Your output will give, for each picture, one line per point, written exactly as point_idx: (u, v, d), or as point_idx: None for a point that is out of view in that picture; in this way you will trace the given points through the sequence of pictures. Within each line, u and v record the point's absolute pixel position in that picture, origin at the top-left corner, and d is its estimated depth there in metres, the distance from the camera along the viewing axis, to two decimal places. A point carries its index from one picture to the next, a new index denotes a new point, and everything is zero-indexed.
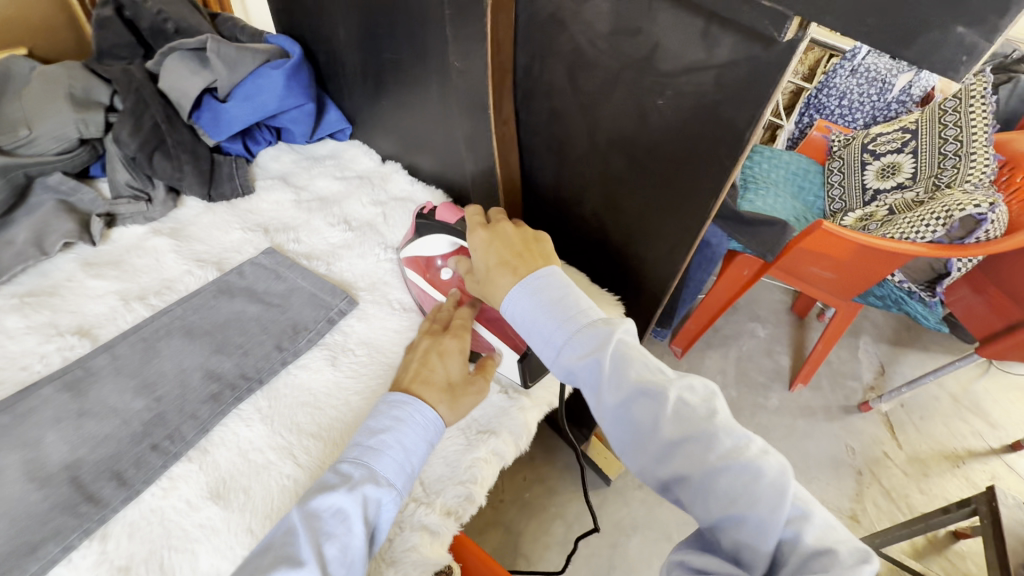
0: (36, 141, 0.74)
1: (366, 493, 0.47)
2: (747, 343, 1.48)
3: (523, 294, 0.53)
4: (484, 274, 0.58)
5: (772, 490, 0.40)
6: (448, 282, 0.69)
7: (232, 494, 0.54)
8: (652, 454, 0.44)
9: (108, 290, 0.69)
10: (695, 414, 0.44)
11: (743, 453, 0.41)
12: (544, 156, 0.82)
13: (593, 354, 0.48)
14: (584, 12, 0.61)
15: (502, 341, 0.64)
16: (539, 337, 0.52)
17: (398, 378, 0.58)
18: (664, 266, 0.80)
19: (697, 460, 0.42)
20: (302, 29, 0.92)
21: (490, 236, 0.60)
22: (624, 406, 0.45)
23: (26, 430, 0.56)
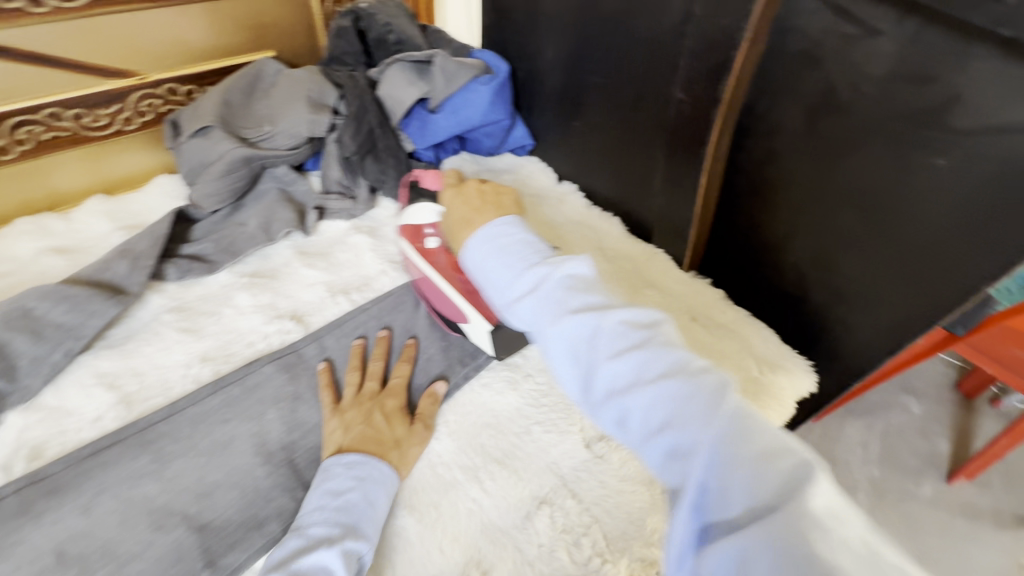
0: (275, 136, 0.81)
1: (345, 547, 0.48)
2: (898, 418, 1.23)
3: (477, 242, 0.56)
4: (449, 228, 0.63)
5: (705, 405, 0.39)
6: (433, 252, 0.68)
7: (425, 507, 0.55)
8: (596, 387, 0.44)
9: (318, 280, 0.75)
10: (630, 337, 0.45)
11: (681, 373, 0.41)
12: (743, 200, 0.74)
13: (535, 289, 0.50)
14: (855, 52, 0.55)
15: (473, 309, 0.63)
16: (492, 283, 0.54)
17: (337, 439, 0.57)
18: (881, 340, 0.67)
19: (637, 386, 0.42)
20: (509, 45, 0.95)
21: (456, 192, 0.65)
22: (565, 338, 0.46)
23: (251, 405, 0.60)
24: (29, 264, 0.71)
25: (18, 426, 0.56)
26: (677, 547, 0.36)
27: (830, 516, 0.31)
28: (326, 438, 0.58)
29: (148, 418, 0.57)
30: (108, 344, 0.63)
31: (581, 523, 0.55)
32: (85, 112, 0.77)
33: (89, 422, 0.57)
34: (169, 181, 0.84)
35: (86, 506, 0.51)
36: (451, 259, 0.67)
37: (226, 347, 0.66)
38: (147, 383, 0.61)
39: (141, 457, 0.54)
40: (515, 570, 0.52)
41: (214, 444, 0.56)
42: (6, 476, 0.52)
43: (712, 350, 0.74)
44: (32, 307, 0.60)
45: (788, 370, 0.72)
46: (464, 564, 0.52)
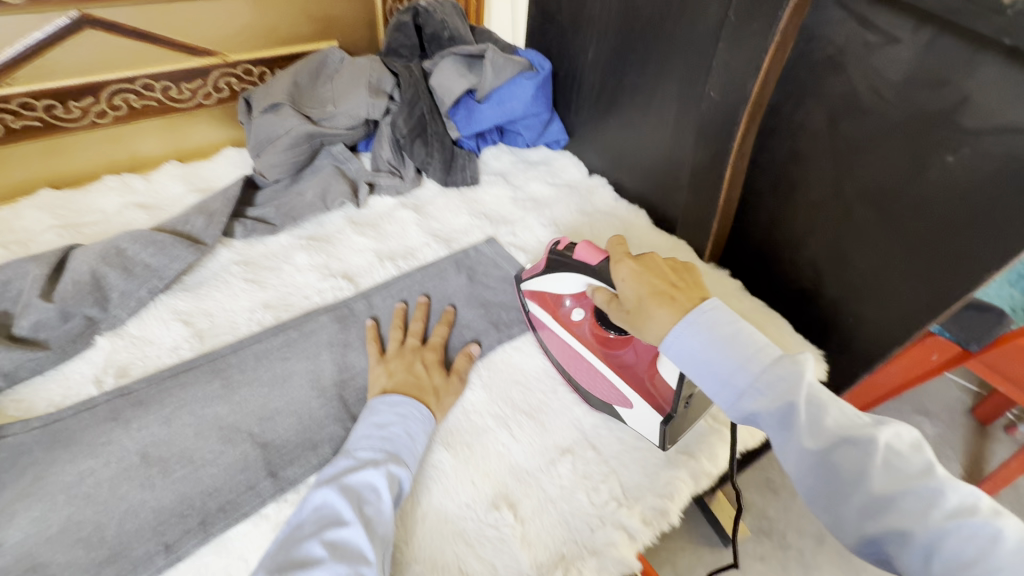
0: (336, 117, 0.90)
1: (390, 469, 0.52)
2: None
3: (693, 329, 0.48)
4: (635, 307, 0.53)
5: (1013, 558, 0.33)
6: (579, 323, 0.67)
7: (460, 445, 0.61)
8: (855, 510, 0.39)
9: (367, 247, 0.82)
10: (907, 469, 0.38)
11: (969, 512, 0.36)
12: (765, 198, 0.80)
13: (785, 398, 0.43)
14: (875, 57, 0.61)
15: (638, 397, 0.60)
16: (715, 378, 0.47)
17: (381, 383, 0.62)
18: (890, 332, 0.71)
19: (916, 518, 0.36)
20: (552, 48, 1.03)
21: (641, 267, 0.55)
22: (823, 455, 0.40)
23: (308, 346, 0.67)
24: (115, 216, 0.79)
25: (107, 348, 0.63)
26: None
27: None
28: (372, 381, 0.63)
29: (219, 350, 0.65)
30: (185, 287, 0.71)
31: (600, 472, 0.61)
32: (171, 85, 0.86)
33: (168, 349, 0.64)
34: (237, 153, 0.93)
35: (168, 417, 0.58)
36: (600, 334, 0.66)
37: (286, 297, 0.73)
38: (217, 322, 0.68)
39: (213, 382, 0.61)
40: (539, 505, 0.57)
41: (275, 377, 0.63)
42: (98, 388, 0.59)
43: None
44: (125, 248, 0.68)
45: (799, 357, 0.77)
46: (493, 496, 0.57)
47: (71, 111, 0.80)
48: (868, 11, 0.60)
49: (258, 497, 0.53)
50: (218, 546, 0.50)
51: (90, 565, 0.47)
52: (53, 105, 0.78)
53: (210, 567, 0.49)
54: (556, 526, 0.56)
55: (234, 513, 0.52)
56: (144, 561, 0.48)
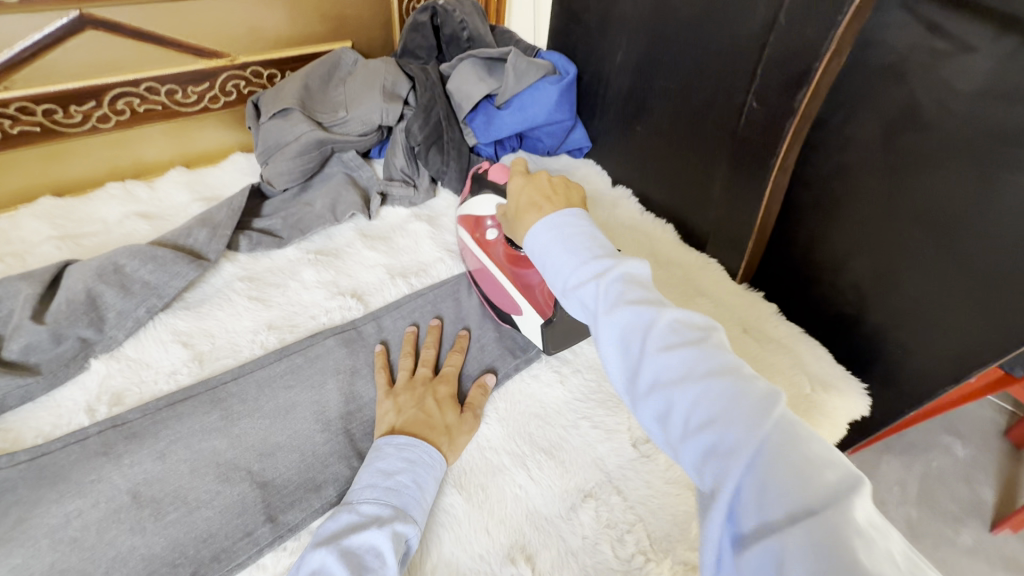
0: (348, 122, 0.85)
1: (396, 528, 0.47)
2: (940, 460, 1.18)
3: (543, 226, 0.52)
4: (514, 214, 0.60)
5: (755, 411, 0.36)
6: (492, 243, 0.70)
7: (473, 487, 0.56)
8: (640, 379, 0.41)
9: (378, 262, 0.77)
10: (688, 339, 0.41)
11: (730, 377, 0.38)
12: (807, 216, 0.74)
13: (594, 277, 0.46)
14: (946, 68, 0.54)
15: (526, 303, 0.65)
16: (548, 266, 0.50)
17: (389, 421, 0.57)
18: (945, 366, 0.65)
19: (685, 381, 0.39)
20: (577, 50, 0.98)
21: (528, 180, 0.62)
22: (615, 326, 0.43)
23: (313, 373, 0.63)
24: (116, 226, 0.75)
25: (102, 372, 0.59)
26: (716, 547, 0.34)
27: (873, 529, 0.30)
28: (380, 417, 0.59)
29: (219, 378, 0.60)
30: (185, 306, 0.67)
31: (625, 520, 0.55)
32: (177, 88, 0.82)
33: (166, 375, 0.60)
34: (244, 159, 0.89)
35: (162, 452, 0.54)
36: (508, 252, 0.69)
37: (291, 317, 0.69)
38: (218, 345, 0.64)
39: (212, 414, 0.57)
40: (560, 558, 0.52)
41: (278, 408, 0.59)
42: (89, 418, 0.56)
43: (765, 362, 0.73)
44: (124, 264, 0.64)
45: (841, 392, 0.71)
46: (509, 547, 0.52)
47: (72, 115, 0.76)
48: (940, 16, 0.54)
49: (256, 546, 0.49)
50: None
51: None
52: (53, 110, 0.74)
53: None
54: None
55: (228, 564, 0.48)
56: None
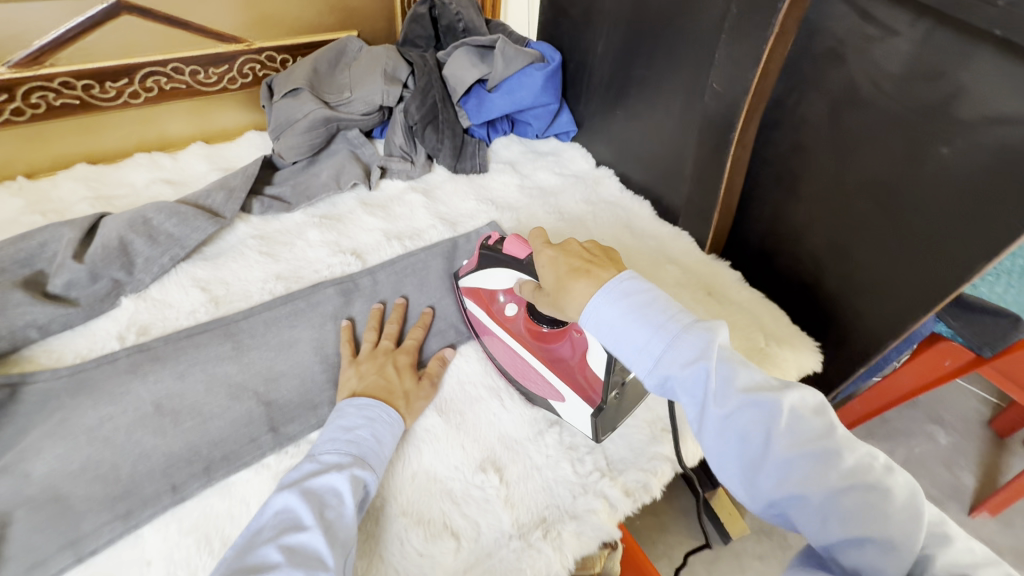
0: (352, 103, 0.94)
1: (354, 472, 0.50)
2: (923, 446, 1.21)
3: (610, 301, 0.48)
4: (556, 290, 0.53)
5: (897, 510, 0.36)
6: (512, 319, 0.67)
7: (452, 411, 0.64)
8: (761, 474, 0.39)
9: (376, 227, 0.85)
10: (808, 428, 0.39)
11: (864, 471, 0.38)
12: (769, 191, 0.81)
13: (696, 362, 0.43)
14: (873, 50, 0.62)
15: (568, 389, 0.60)
16: (631, 347, 0.46)
17: (351, 386, 0.61)
18: (886, 324, 0.71)
19: (819, 479, 0.37)
20: (565, 40, 1.05)
21: (559, 251, 0.56)
22: (733, 419, 0.41)
23: (314, 315, 0.71)
24: (143, 190, 0.84)
25: (130, 308, 0.68)
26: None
27: None
28: (342, 383, 0.62)
29: (232, 316, 0.68)
30: (203, 257, 0.75)
31: (586, 444, 0.63)
32: (200, 69, 0.91)
33: (186, 313, 0.69)
34: (258, 136, 0.98)
35: (181, 373, 0.62)
36: (533, 328, 0.65)
37: (297, 270, 0.77)
38: (232, 290, 0.72)
39: (225, 344, 0.65)
40: (525, 472, 0.59)
41: (282, 342, 0.67)
42: (120, 344, 0.64)
43: (726, 322, 0.80)
44: (151, 218, 0.73)
45: (794, 347, 0.78)
46: (481, 460, 0.60)
47: (107, 91, 0.85)
48: (868, 4, 0.61)
49: (259, 449, 0.57)
50: (222, 490, 0.54)
51: (104, 500, 0.52)
52: (90, 85, 0.83)
53: (213, 508, 0.52)
54: (540, 491, 0.58)
55: (236, 462, 0.56)
56: (151, 499, 0.52)
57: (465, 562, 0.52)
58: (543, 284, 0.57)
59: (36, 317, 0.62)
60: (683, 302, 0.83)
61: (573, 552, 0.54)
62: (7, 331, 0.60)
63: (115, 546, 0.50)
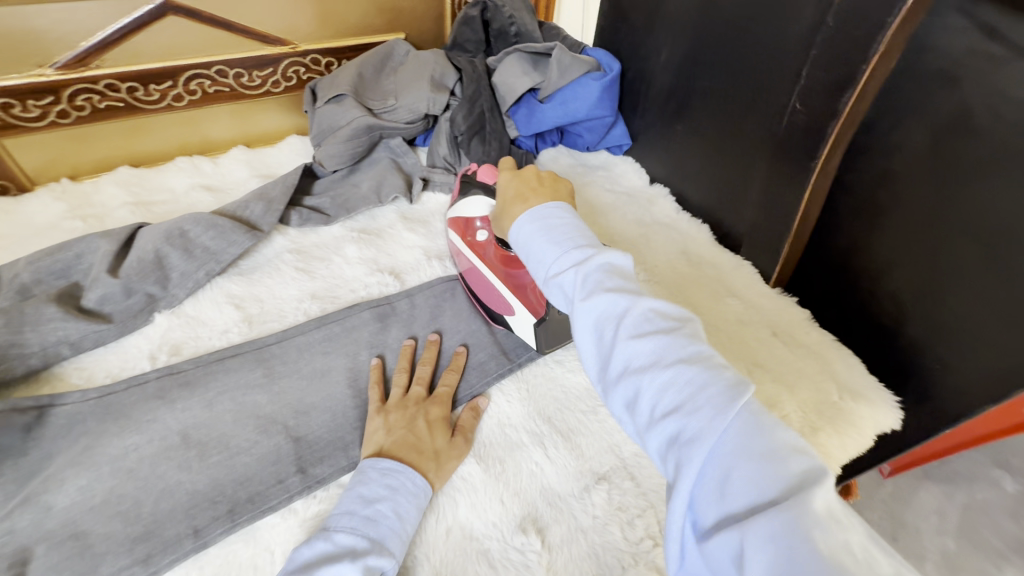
0: (397, 110, 0.89)
1: (368, 562, 0.46)
2: (985, 493, 1.06)
3: (525, 217, 0.54)
4: (503, 203, 0.62)
5: (717, 397, 0.37)
6: (482, 244, 0.72)
7: (492, 459, 0.59)
8: (612, 365, 0.43)
9: (417, 244, 0.81)
10: (658, 326, 0.43)
11: (697, 365, 0.40)
12: (846, 222, 0.72)
13: (575, 267, 0.48)
14: (998, 75, 0.53)
15: (519, 304, 0.67)
16: (533, 257, 0.52)
17: (376, 441, 0.56)
18: (985, 383, 0.61)
19: (654, 366, 0.41)
20: (622, 47, 0.99)
21: (515, 174, 0.65)
22: (592, 315, 0.45)
23: (348, 341, 0.67)
24: (183, 196, 0.82)
25: (163, 326, 0.65)
26: (677, 531, 0.35)
27: (833, 521, 0.30)
28: (369, 435, 0.57)
29: (264, 339, 0.65)
30: (239, 271, 0.72)
31: (637, 505, 0.56)
32: (244, 72, 0.88)
33: (218, 332, 0.66)
34: (300, 141, 0.95)
35: (210, 402, 0.59)
36: (499, 253, 0.70)
37: (333, 290, 0.73)
38: (267, 308, 0.69)
39: (256, 371, 0.62)
40: (569, 534, 0.54)
41: (315, 370, 0.64)
42: (151, 364, 0.62)
43: (792, 367, 0.73)
44: (188, 230, 0.70)
45: (873, 403, 0.69)
46: (521, 517, 0.55)
47: (151, 94, 0.83)
48: (997, 19, 0.52)
49: (286, 492, 0.53)
50: (247, 536, 0.50)
51: (125, 541, 0.49)
52: (135, 88, 0.82)
53: (236, 556, 0.49)
54: (585, 558, 0.52)
55: (261, 505, 0.52)
56: (172, 543, 0.49)
57: None
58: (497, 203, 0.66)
59: (69, 334, 0.60)
60: (744, 343, 0.76)
61: None
62: (39, 348, 0.58)
63: None
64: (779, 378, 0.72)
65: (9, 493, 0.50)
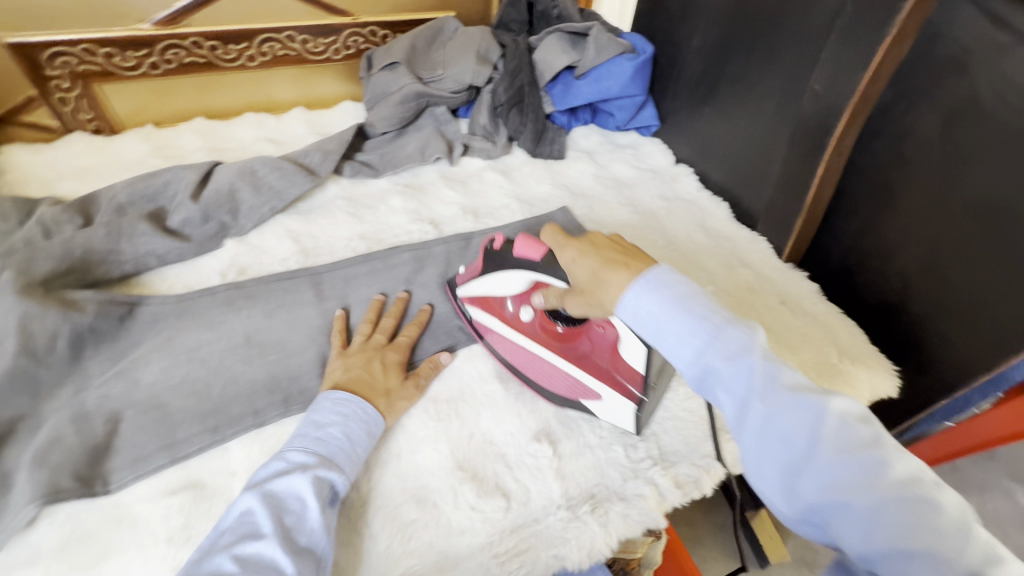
0: (444, 80, 0.98)
1: (319, 473, 0.49)
2: None
3: (647, 288, 0.43)
4: (593, 281, 0.48)
5: (956, 531, 0.31)
6: (528, 323, 0.63)
7: (513, 382, 0.66)
8: (803, 480, 0.35)
9: (454, 200, 0.88)
10: (858, 434, 0.35)
11: (917, 484, 0.33)
12: (861, 202, 0.77)
13: (746, 356, 0.38)
14: (1002, 61, 0.58)
15: (602, 383, 0.59)
16: (667, 332, 0.42)
17: (334, 378, 0.59)
18: (980, 356, 0.65)
19: (867, 488, 0.33)
20: (658, 33, 1.05)
21: (581, 244, 0.51)
22: (774, 417, 0.37)
23: (390, 276, 0.75)
24: (249, 145, 0.92)
25: (232, 250, 0.74)
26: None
27: None
28: (327, 374, 0.61)
29: (317, 268, 0.74)
30: (297, 211, 0.81)
31: (640, 432, 0.63)
32: (309, 39, 0.97)
33: (278, 259, 0.75)
34: (352, 105, 1.03)
35: (269, 313, 0.67)
36: (553, 332, 0.62)
37: (379, 233, 0.81)
38: (321, 244, 0.78)
39: (310, 292, 0.71)
40: (578, 448, 0.60)
41: (360, 297, 0.72)
42: (221, 280, 0.71)
43: (797, 333, 0.78)
44: (257, 170, 0.79)
45: (870, 368, 0.74)
46: (536, 430, 0.62)
47: (229, 53, 0.93)
48: (1005, 9, 0.57)
49: None
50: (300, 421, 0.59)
51: (198, 414, 0.57)
52: (215, 47, 0.91)
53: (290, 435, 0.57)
54: (590, 469, 0.59)
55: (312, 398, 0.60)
56: (237, 420, 0.57)
57: (513, 522, 0.54)
58: (575, 284, 0.51)
59: (156, 248, 0.70)
60: (754, 309, 0.81)
61: (618, 532, 0.55)
62: (132, 257, 0.68)
63: (206, 455, 0.55)
64: (783, 341, 0.77)
65: (104, 367, 0.60)
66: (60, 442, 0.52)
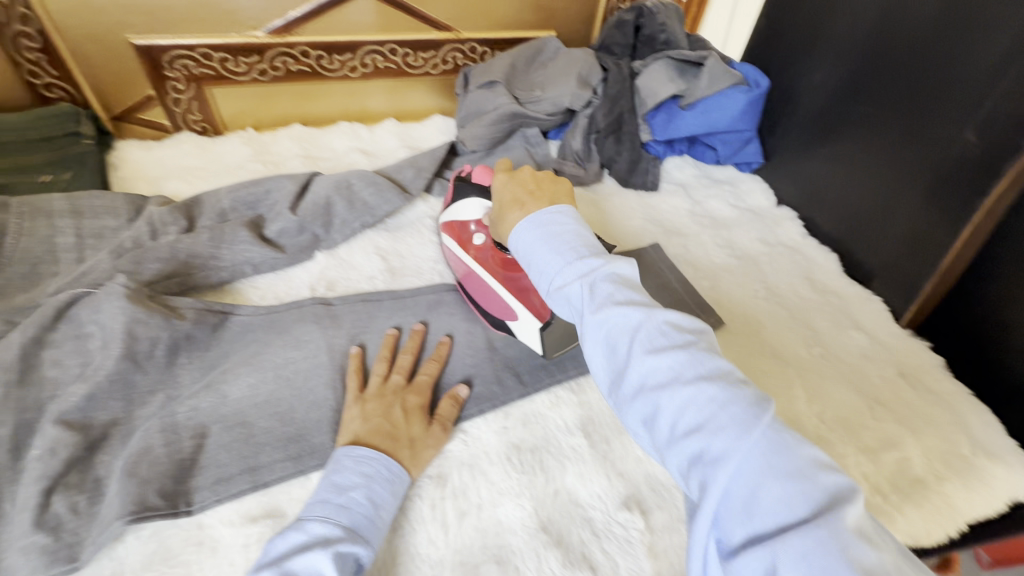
0: (541, 101, 0.95)
1: (340, 548, 0.44)
2: None
3: (527, 224, 0.52)
4: (501, 211, 0.61)
5: (741, 414, 0.36)
6: (480, 247, 0.71)
7: (599, 436, 0.61)
8: (625, 380, 0.41)
9: None
10: (675, 340, 0.41)
11: (719, 381, 0.38)
12: (1006, 269, 0.66)
13: (585, 282, 0.46)
14: None
15: (523, 307, 0.65)
16: (537, 265, 0.50)
17: (351, 428, 0.54)
18: None
19: (672, 380, 0.39)
20: (772, 65, 0.98)
21: (510, 176, 0.62)
22: (603, 329, 0.43)
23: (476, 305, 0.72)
24: (343, 156, 0.92)
25: (322, 264, 0.74)
26: (702, 548, 0.35)
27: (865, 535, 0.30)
28: (344, 425, 0.55)
29: (403, 290, 0.72)
30: (386, 228, 0.80)
31: None
32: (411, 53, 0.97)
33: (366, 277, 0.73)
34: (443, 120, 1.02)
35: (355, 334, 0.66)
36: (498, 256, 0.69)
37: None
38: (407, 264, 0.76)
39: (396, 316, 0.69)
40: (671, 523, 0.55)
41: (445, 325, 0.69)
42: (310, 295, 0.70)
43: (921, 413, 0.68)
44: (353, 183, 0.79)
45: (1009, 465, 0.63)
46: (625, 496, 0.56)
47: (333, 64, 0.94)
48: None
49: None
50: None
51: (282, 438, 0.56)
52: (322, 56, 0.92)
53: None
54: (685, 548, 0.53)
55: None
56: (319, 448, 0.55)
57: None
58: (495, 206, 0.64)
59: (253, 257, 0.70)
60: (869, 379, 0.72)
61: None
62: (230, 264, 0.69)
63: (288, 482, 0.54)
64: (904, 421, 0.67)
65: (194, 378, 0.59)
66: (149, 453, 0.52)
